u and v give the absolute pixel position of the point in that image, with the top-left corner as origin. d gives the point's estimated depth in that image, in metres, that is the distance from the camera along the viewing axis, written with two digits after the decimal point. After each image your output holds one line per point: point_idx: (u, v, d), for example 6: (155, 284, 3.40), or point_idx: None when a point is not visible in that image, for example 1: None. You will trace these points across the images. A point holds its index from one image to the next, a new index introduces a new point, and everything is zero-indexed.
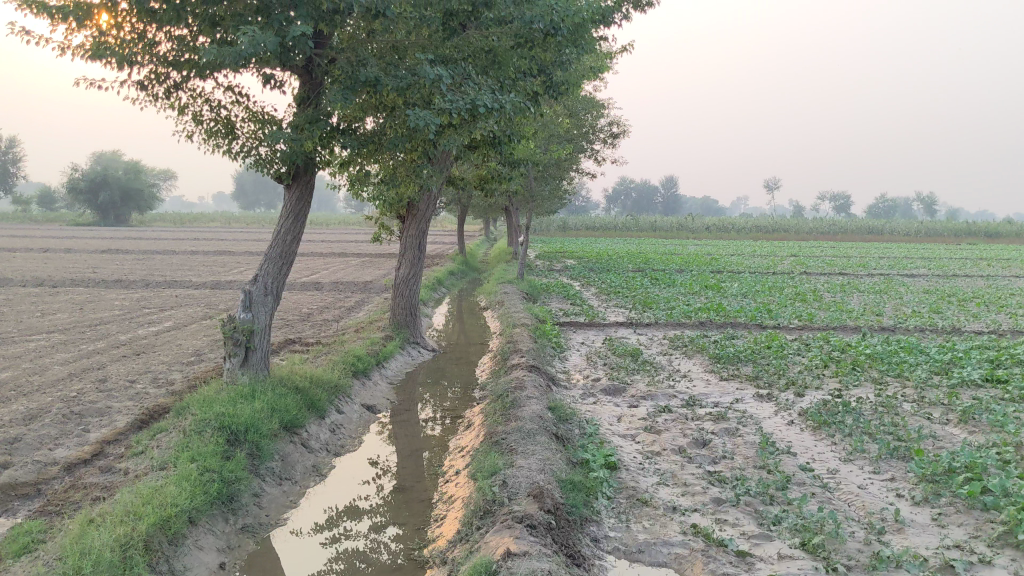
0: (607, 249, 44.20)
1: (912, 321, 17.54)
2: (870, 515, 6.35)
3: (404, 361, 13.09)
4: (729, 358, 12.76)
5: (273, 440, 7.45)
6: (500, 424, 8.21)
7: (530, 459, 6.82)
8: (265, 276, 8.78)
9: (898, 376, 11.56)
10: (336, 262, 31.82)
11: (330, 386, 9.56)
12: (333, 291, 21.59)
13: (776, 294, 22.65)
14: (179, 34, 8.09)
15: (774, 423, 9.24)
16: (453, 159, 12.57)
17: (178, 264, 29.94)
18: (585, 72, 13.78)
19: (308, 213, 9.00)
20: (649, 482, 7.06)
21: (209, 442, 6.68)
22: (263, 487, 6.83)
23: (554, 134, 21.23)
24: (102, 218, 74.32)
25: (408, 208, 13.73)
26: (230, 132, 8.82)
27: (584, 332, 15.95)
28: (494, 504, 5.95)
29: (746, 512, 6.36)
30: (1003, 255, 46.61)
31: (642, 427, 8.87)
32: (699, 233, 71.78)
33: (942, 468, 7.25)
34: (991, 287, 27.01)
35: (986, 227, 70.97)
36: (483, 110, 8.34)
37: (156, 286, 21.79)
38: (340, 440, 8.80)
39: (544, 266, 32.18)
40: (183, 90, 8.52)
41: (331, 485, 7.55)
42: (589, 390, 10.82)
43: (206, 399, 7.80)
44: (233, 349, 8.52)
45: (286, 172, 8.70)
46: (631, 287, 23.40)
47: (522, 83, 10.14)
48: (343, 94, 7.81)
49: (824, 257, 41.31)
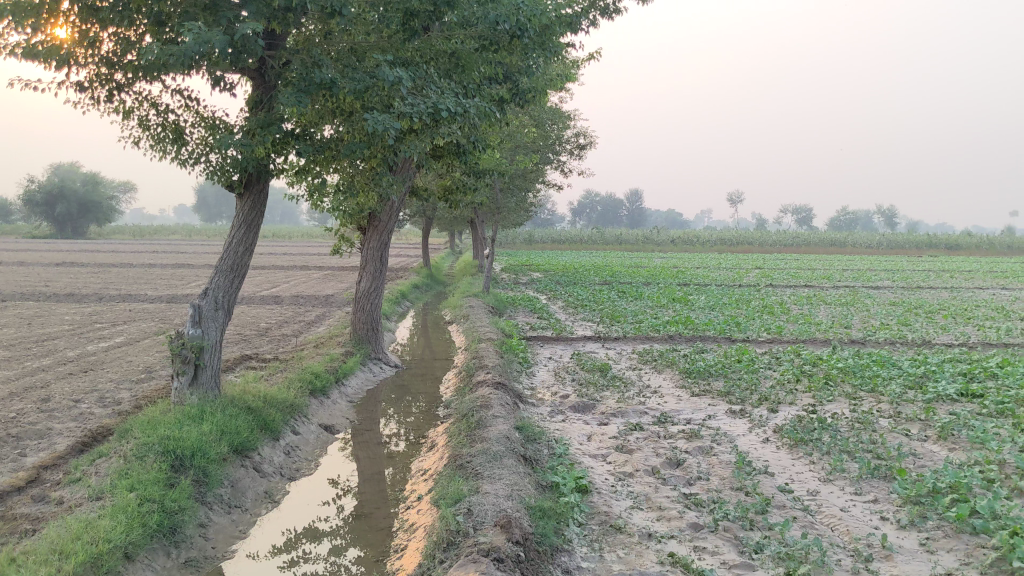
0: (572, 262, 43.85)
1: (880, 334, 17.37)
2: (855, 541, 6.03)
3: (365, 378, 12.62)
4: (700, 373, 12.44)
5: (223, 465, 6.99)
6: (465, 446, 7.80)
7: (497, 484, 6.42)
8: (216, 290, 8.33)
9: (872, 391, 11.28)
10: (298, 275, 31.21)
11: (285, 406, 9.09)
12: (294, 305, 21.07)
13: (743, 307, 22.42)
14: (124, 33, 7.63)
15: (749, 441, 8.91)
16: (415, 168, 12.17)
17: (135, 277, 29.18)
18: (552, 80, 13.46)
19: (261, 224, 8.57)
20: (623, 506, 6.69)
21: (151, 469, 6.20)
22: (209, 516, 6.36)
23: (520, 145, 20.89)
24: (58, 231, 73.13)
25: (368, 220, 13.31)
26: (179, 138, 8.37)
27: (552, 347, 15.60)
28: (459, 535, 5.53)
29: (726, 538, 5.99)
30: (965, 266, 47.05)
31: (613, 447, 8.50)
32: (664, 246, 71.80)
33: (927, 489, 6.95)
34: (957, 299, 27.01)
35: (945, 240, 71.82)
36: (446, 114, 7.96)
37: (110, 301, 21.11)
38: (296, 463, 8.33)
39: (509, 279, 31.80)
40: (129, 93, 8.06)
41: (286, 512, 7.10)
42: (558, 408, 10.44)
43: (151, 421, 7.31)
44: (181, 367, 8.04)
45: (238, 181, 8.27)
46: (598, 300, 23.05)
47: (487, 88, 9.77)
48: (297, 96, 7.40)
49: (788, 270, 41.26)
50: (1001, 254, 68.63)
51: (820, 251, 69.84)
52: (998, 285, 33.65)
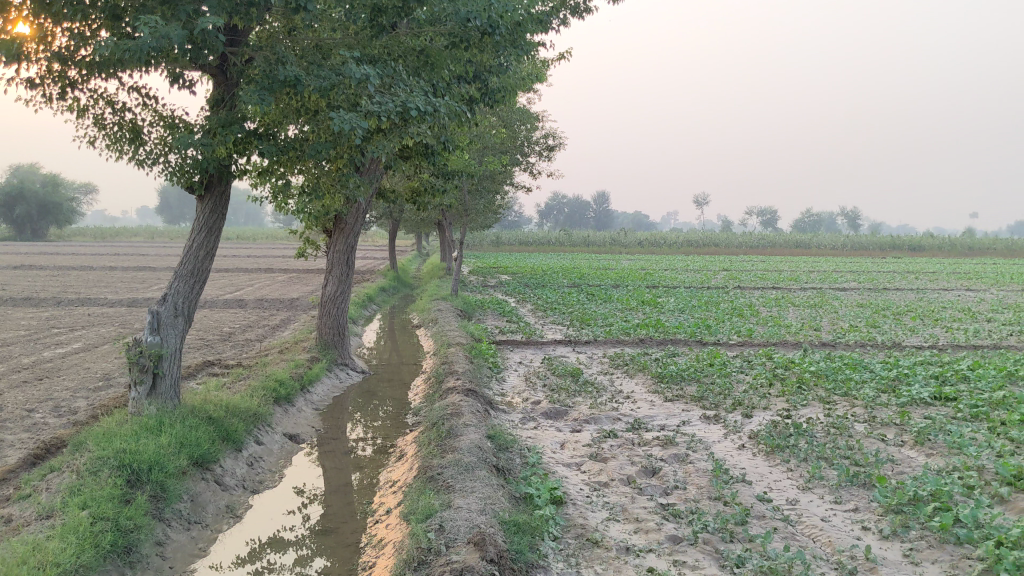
0: (540, 264, 43.62)
1: (850, 336, 17.35)
2: (838, 553, 5.86)
3: (332, 385, 12.31)
4: (672, 377, 12.28)
5: (181, 479, 6.68)
6: (435, 456, 7.55)
7: (470, 498, 6.18)
8: (175, 296, 8.02)
9: (845, 394, 11.17)
10: (262, 278, 30.78)
11: (248, 414, 8.79)
12: (258, 309, 20.68)
13: (712, 309, 22.33)
14: (79, 29, 7.31)
15: (725, 447, 8.74)
16: (382, 169, 11.90)
17: (95, 280, 28.59)
18: (522, 80, 13.26)
19: (222, 228, 8.27)
20: (599, 518, 6.47)
21: (105, 485, 5.89)
22: (167, 534, 6.06)
23: (488, 145, 20.68)
24: (17, 233, 71.95)
25: (334, 222, 13.00)
26: (136, 138, 8.05)
27: (522, 351, 15.39)
28: (430, 553, 5.30)
29: (705, 551, 5.80)
30: (929, 267, 47.49)
31: (587, 455, 8.29)
32: (632, 249, 71.80)
33: (908, 497, 6.81)
34: (924, 300, 27.12)
35: (908, 240, 72.87)
36: (415, 113, 7.70)
37: (68, 305, 20.59)
38: (259, 475, 8.04)
39: (477, 281, 31.51)
40: (83, 91, 7.73)
41: (248, 526, 6.82)
42: (530, 414, 10.22)
43: (106, 432, 6.99)
44: (140, 376, 7.74)
45: (198, 182, 7.97)
46: (567, 303, 22.91)
47: (456, 87, 9.53)
48: (259, 94, 7.14)
49: (754, 271, 41.39)
50: (962, 254, 69.56)
51: (786, 252, 70.35)
52: (962, 286, 33.91)
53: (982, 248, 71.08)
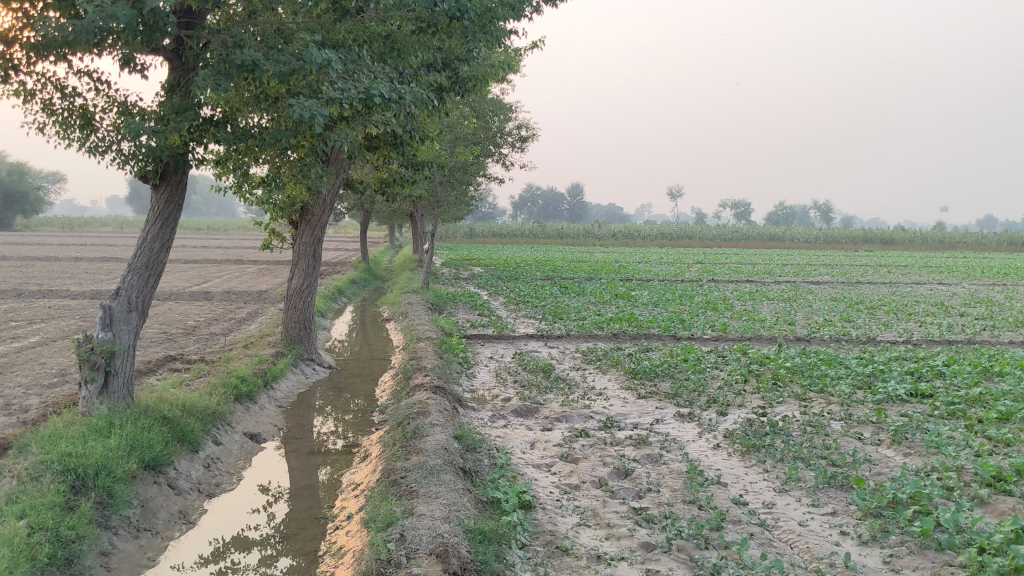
0: (513, 257, 43.34)
1: (824, 330, 17.23)
2: (817, 560, 5.65)
3: (297, 381, 11.97)
4: (646, 373, 12.06)
5: (131, 483, 6.37)
6: (400, 458, 7.27)
7: (433, 504, 5.91)
8: (128, 289, 7.67)
9: (821, 391, 10.97)
10: (231, 270, 30.31)
11: (206, 414, 8.45)
12: (225, 301, 20.28)
13: (687, 303, 22.15)
14: (23, 8, 6.93)
15: (699, 447, 8.51)
16: (349, 159, 11.59)
17: (60, 272, 27.98)
18: (494, 68, 12.96)
19: (178, 219, 7.91)
20: (569, 523, 6.23)
21: (46, 492, 5.56)
22: (113, 543, 5.76)
23: (460, 136, 20.38)
24: None
25: (301, 214, 12.63)
26: (87, 124, 7.68)
27: (493, 345, 15.12)
28: (389, 566, 5.02)
29: (679, 560, 5.56)
30: (900, 261, 47.66)
31: (558, 455, 8.04)
32: (606, 241, 71.74)
33: (887, 500, 6.61)
34: (897, 294, 27.05)
35: (880, 234, 73.42)
36: (378, 100, 7.38)
37: (28, 297, 20.06)
38: (216, 477, 7.71)
39: (449, 274, 31.16)
40: (30, 74, 7.35)
41: (201, 533, 6.52)
42: (500, 412, 9.96)
43: (51, 434, 6.64)
44: (90, 374, 7.40)
45: (153, 172, 7.61)
46: (540, 296, 22.69)
47: (424, 75, 9.23)
48: (215, 79, 6.79)
49: (729, 265, 41.29)
50: (934, 248, 70.02)
51: (760, 245, 70.54)
52: (935, 280, 33.99)
53: (954, 242, 71.49)
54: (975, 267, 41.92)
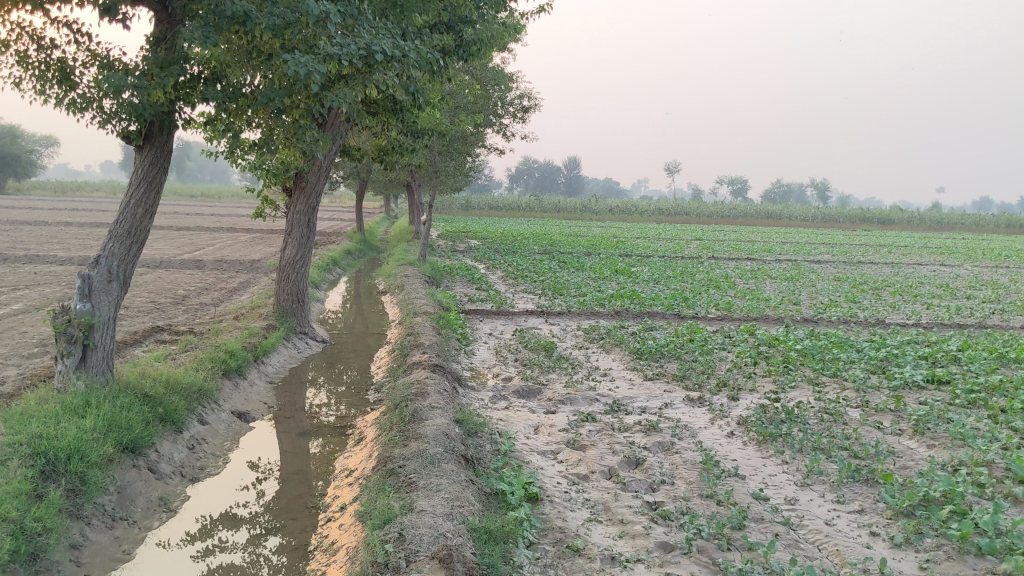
0: (510, 230, 42.64)
1: (831, 311, 16.80)
2: (849, 566, 5.21)
3: (288, 355, 11.47)
4: (652, 353, 11.62)
5: (106, 468, 5.90)
6: (397, 444, 6.81)
7: (435, 499, 5.46)
8: (109, 258, 7.15)
9: (834, 375, 10.51)
10: (223, 238, 29.77)
11: (191, 391, 7.97)
12: (216, 270, 19.76)
13: (688, 280, 21.69)
14: None
15: (711, 435, 8.06)
16: (347, 124, 11.02)
17: (47, 236, 27.31)
18: (500, 31, 12.40)
19: (164, 183, 7.37)
20: (578, 519, 5.78)
21: (12, 478, 5.08)
22: (85, 535, 5.32)
23: (461, 104, 19.81)
24: None
25: (295, 181, 12.05)
26: (65, 79, 7.12)
27: (492, 321, 14.66)
28: (387, 570, 4.58)
29: (700, 563, 5.10)
30: (896, 241, 47.24)
31: (565, 442, 7.59)
32: (603, 216, 70.98)
33: (919, 498, 6.17)
34: (902, 275, 26.54)
35: (878, 215, 72.87)
36: (380, 58, 6.86)
37: (14, 262, 19.46)
38: (200, 460, 7.24)
39: (444, 246, 30.65)
40: (4, 23, 6.79)
41: (183, 521, 6.06)
42: (501, 393, 9.51)
43: (23, 413, 6.14)
44: (68, 348, 6.92)
45: (136, 132, 7.06)
46: (539, 270, 22.27)
47: (427, 33, 8.68)
48: (203, 31, 6.25)
49: (727, 241, 40.68)
50: (934, 229, 69.49)
51: (757, 224, 70.11)
52: (939, 262, 33.51)
53: (951, 224, 71.07)
54: (974, 249, 41.40)
